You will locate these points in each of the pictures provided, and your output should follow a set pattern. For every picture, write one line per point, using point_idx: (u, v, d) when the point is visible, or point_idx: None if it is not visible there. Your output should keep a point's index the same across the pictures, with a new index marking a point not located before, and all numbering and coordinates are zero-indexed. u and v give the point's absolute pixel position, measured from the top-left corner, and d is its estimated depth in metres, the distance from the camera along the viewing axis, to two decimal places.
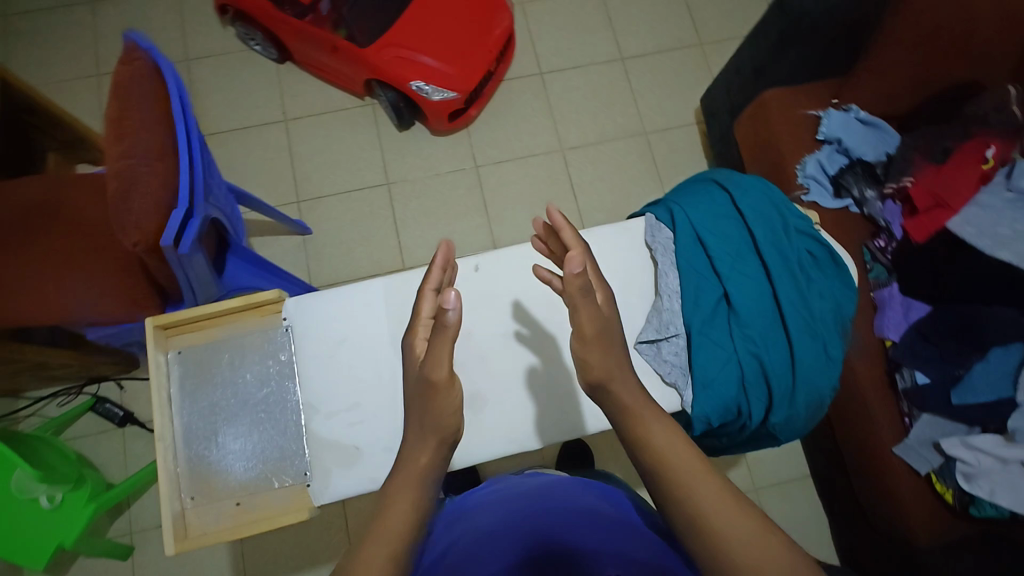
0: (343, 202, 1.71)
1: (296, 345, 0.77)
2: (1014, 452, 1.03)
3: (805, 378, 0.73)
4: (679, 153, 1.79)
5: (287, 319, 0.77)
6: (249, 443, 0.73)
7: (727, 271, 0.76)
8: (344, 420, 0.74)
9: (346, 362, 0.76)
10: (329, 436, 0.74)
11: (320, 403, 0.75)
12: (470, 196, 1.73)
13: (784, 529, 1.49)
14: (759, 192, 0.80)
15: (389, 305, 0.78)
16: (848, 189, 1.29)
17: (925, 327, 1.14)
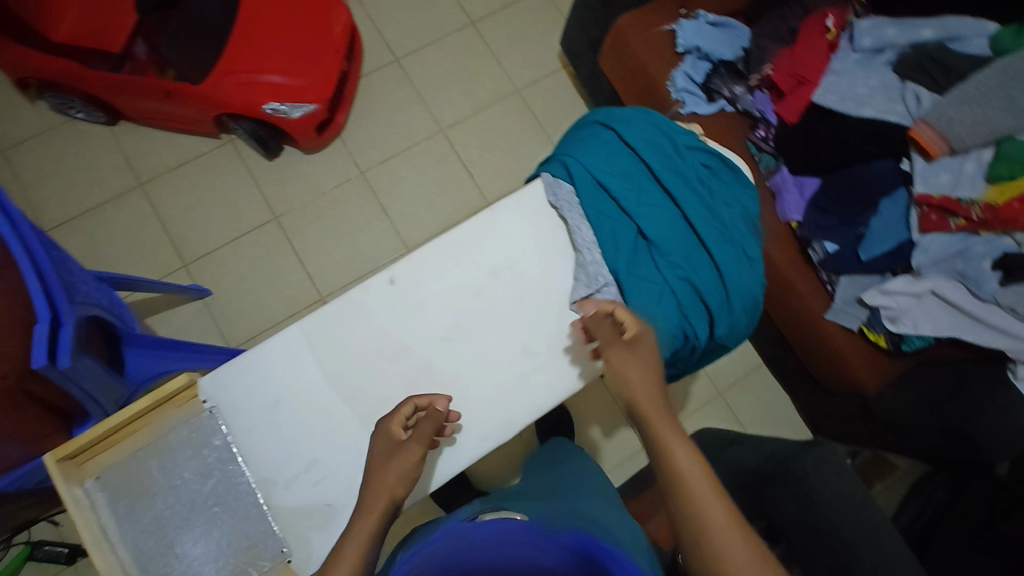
0: (234, 251, 1.59)
1: (227, 425, 0.70)
2: (923, 285, 1.12)
3: (736, 285, 0.76)
4: (556, 101, 1.78)
5: (208, 401, 0.70)
6: (212, 542, 0.67)
7: (636, 208, 0.76)
8: (306, 482, 0.69)
9: (290, 422, 0.70)
10: (296, 504, 0.68)
11: (274, 474, 0.69)
12: (365, 204, 1.66)
13: (754, 419, 1.58)
14: (642, 120, 0.80)
15: (315, 349, 0.72)
16: (719, 91, 1.32)
17: (820, 199, 1.20)
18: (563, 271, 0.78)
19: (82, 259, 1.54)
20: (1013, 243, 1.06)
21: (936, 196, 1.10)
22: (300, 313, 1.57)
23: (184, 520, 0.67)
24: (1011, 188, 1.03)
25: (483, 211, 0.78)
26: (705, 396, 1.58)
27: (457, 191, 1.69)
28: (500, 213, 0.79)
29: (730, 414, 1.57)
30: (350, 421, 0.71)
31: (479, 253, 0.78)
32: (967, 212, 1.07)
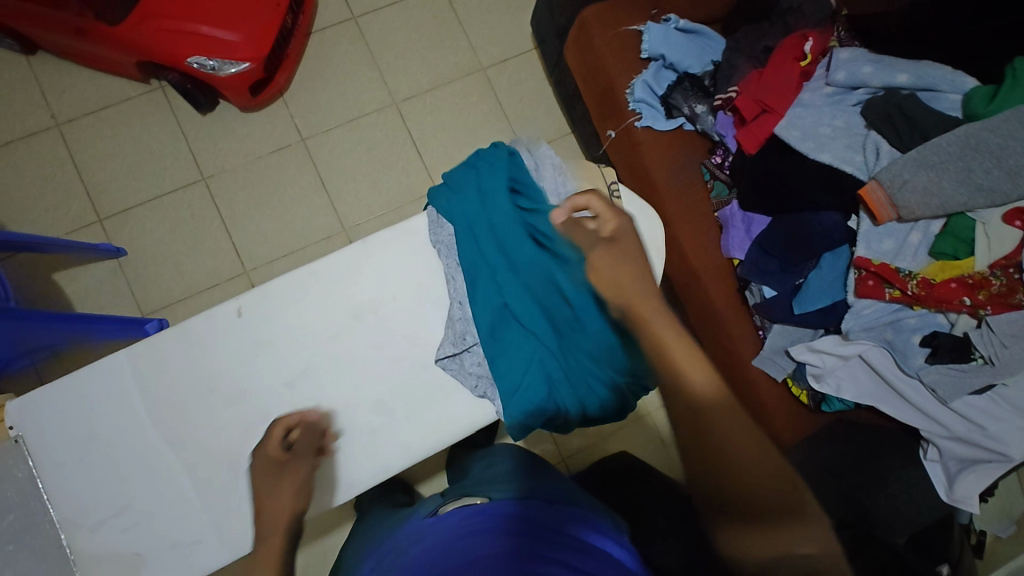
0: (155, 209, 1.49)
1: (32, 456, 0.72)
2: (851, 349, 1.07)
3: (599, 365, 0.79)
4: (521, 84, 1.66)
5: (14, 429, 0.72)
6: None
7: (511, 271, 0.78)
8: (114, 526, 0.72)
9: (110, 454, 0.73)
10: (102, 548, 0.71)
11: (81, 517, 0.72)
12: (302, 175, 1.55)
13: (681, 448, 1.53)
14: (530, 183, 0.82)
15: (140, 380, 0.74)
16: (679, 108, 1.22)
17: (765, 241, 1.13)
18: (431, 323, 0.80)
19: None
20: (945, 322, 1.04)
21: (875, 261, 1.03)
22: (221, 285, 1.48)
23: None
24: (951, 267, 1.01)
25: (356, 242, 0.79)
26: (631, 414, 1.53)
27: (404, 172, 1.59)
28: (369, 252, 0.80)
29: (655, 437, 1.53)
30: (171, 465, 0.73)
31: (345, 292, 0.79)
32: (904, 285, 1.01)
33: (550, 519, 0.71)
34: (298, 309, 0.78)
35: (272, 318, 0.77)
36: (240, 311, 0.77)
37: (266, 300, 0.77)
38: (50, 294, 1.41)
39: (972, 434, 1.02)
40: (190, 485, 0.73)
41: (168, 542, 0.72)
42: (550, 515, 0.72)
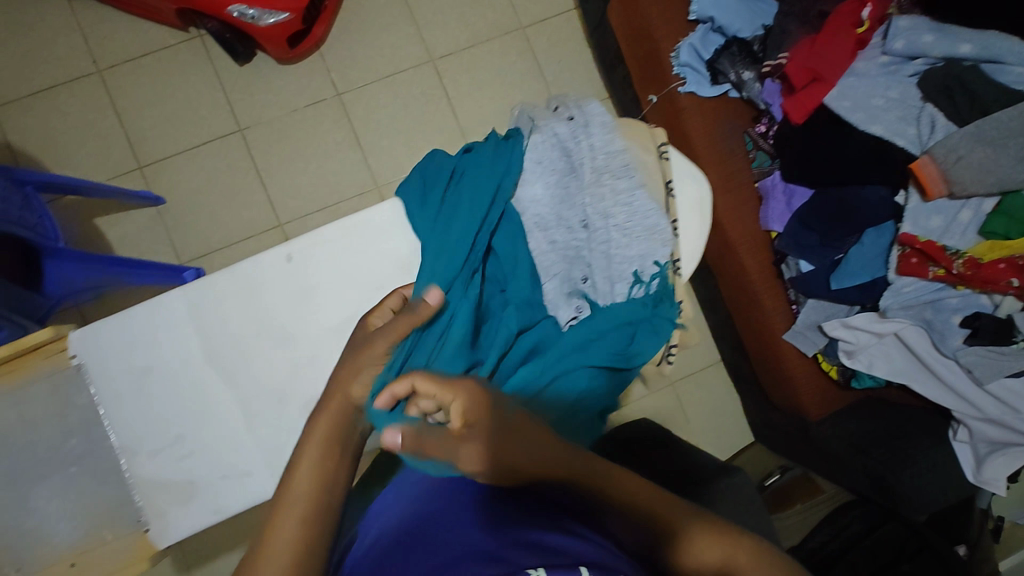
0: (193, 159, 1.51)
1: (94, 383, 0.76)
2: (888, 326, 1.07)
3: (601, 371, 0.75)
4: (561, 44, 1.62)
5: (76, 357, 0.76)
6: (63, 502, 0.77)
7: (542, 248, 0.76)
8: (169, 455, 0.76)
9: (165, 386, 0.76)
10: (158, 475, 0.75)
11: (138, 444, 0.76)
12: (337, 130, 1.55)
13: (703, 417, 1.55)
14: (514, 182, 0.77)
15: (194, 318, 0.77)
16: (725, 74, 1.18)
17: (806, 215, 1.11)
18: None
19: (32, 145, 1.45)
20: (989, 303, 1.02)
21: (921, 238, 1.01)
22: (257, 236, 1.51)
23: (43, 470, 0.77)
24: (1000, 246, 0.98)
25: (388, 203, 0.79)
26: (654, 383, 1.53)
27: (438, 130, 1.58)
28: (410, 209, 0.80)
29: (677, 407, 1.54)
30: (224, 402, 0.76)
31: (384, 247, 0.80)
32: (949, 264, 0.99)
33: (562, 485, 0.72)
34: (345, 258, 0.79)
35: (319, 266, 0.79)
36: (290, 257, 0.78)
37: (315, 247, 0.79)
38: (92, 238, 1.45)
39: (1005, 416, 1.02)
40: (240, 421, 0.76)
41: (220, 474, 0.76)
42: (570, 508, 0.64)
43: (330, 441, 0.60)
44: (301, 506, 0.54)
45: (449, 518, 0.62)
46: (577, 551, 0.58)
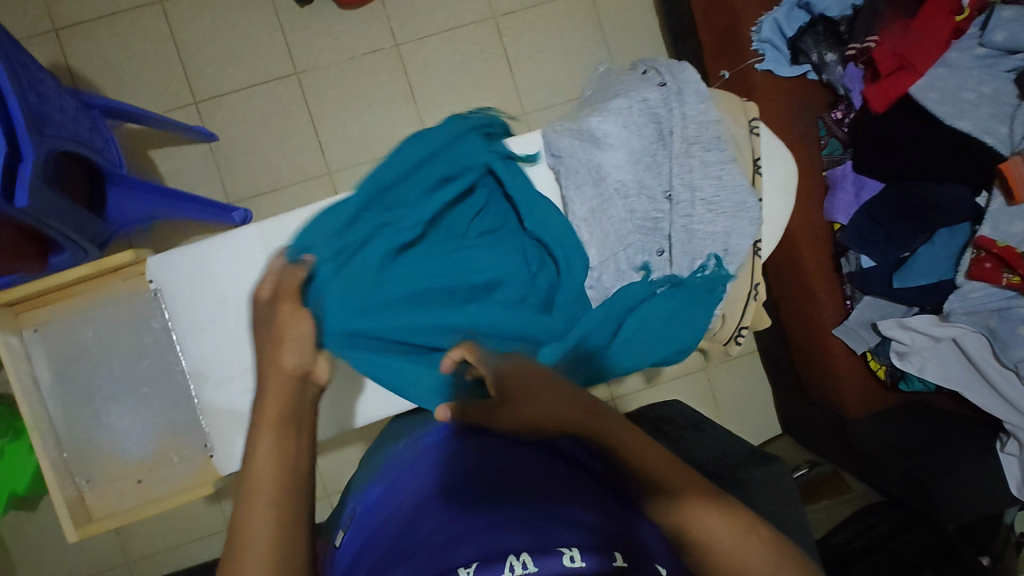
0: (247, 99, 1.50)
1: (169, 308, 0.77)
2: (946, 331, 1.06)
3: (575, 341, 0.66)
4: (628, 11, 1.57)
5: (154, 282, 0.77)
6: (135, 421, 0.81)
7: (619, 216, 0.69)
8: (237, 387, 0.77)
9: (238, 320, 0.77)
10: (225, 405, 0.77)
11: (208, 373, 0.77)
12: (393, 81, 1.52)
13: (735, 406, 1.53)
14: (554, 146, 0.70)
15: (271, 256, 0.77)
16: (806, 54, 1.13)
17: (875, 209, 1.08)
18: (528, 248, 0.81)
19: (91, 71, 1.45)
20: None
21: (999, 243, 0.97)
22: (305, 183, 1.51)
23: (116, 394, 0.81)
24: None
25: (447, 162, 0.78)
26: (687, 366, 1.51)
27: (493, 91, 1.54)
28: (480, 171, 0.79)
29: (709, 393, 1.52)
30: None
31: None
32: None
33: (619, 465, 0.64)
34: None
35: None
36: None
37: None
38: (145, 170, 1.46)
39: None
40: None
41: None
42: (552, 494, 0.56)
43: (287, 414, 0.52)
44: (267, 489, 0.46)
45: (428, 521, 0.55)
46: (606, 526, 0.51)
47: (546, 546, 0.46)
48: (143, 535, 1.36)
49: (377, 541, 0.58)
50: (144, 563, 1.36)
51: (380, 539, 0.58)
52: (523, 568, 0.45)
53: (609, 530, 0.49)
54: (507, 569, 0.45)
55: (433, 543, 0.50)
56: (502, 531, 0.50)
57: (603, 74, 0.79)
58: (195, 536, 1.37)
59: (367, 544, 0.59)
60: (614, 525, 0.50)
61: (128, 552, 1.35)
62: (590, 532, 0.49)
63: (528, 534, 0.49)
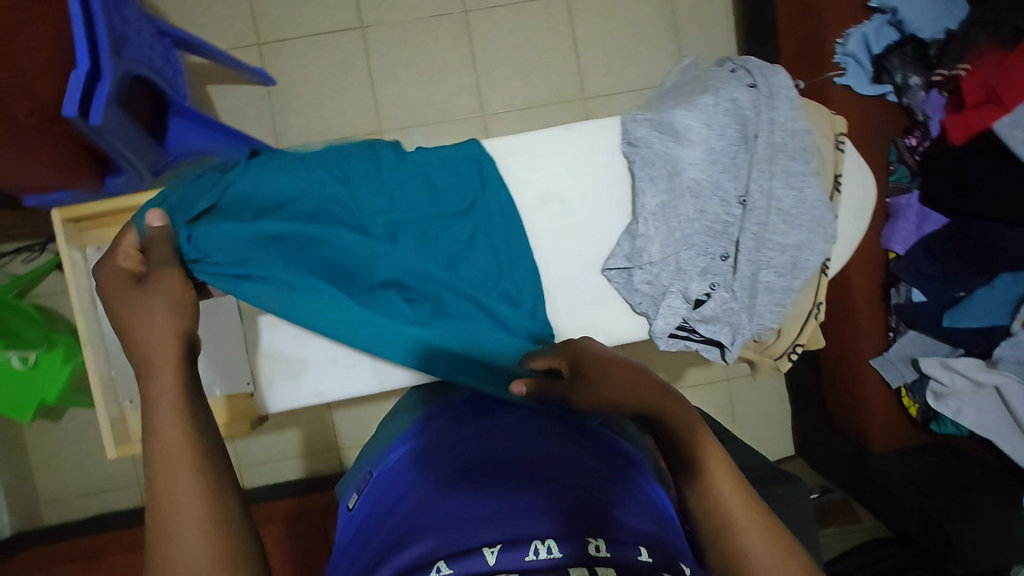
0: (310, 47, 1.49)
1: None
2: (991, 377, 1.02)
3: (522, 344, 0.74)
4: (705, 5, 1.53)
5: None
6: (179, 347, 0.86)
7: (688, 215, 0.67)
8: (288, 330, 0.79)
9: None
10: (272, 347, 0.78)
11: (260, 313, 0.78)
12: (456, 48, 1.51)
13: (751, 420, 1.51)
14: (633, 134, 0.68)
15: None
16: (890, 74, 1.09)
17: (935, 243, 1.06)
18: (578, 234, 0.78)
19: None
20: None
21: None
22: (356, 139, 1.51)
23: None
24: None
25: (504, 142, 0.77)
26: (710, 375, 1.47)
27: (556, 70, 1.52)
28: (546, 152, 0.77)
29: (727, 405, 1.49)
30: None
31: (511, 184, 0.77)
32: None
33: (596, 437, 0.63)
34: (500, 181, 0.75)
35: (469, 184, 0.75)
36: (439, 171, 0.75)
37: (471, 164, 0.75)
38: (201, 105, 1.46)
39: None
40: None
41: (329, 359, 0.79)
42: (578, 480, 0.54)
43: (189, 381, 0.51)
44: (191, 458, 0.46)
45: (444, 490, 0.53)
46: (634, 523, 0.49)
47: (571, 536, 0.45)
48: None
49: (385, 505, 0.56)
50: None
51: (390, 504, 0.55)
52: (547, 553, 0.43)
53: (585, 522, 0.47)
54: (530, 552, 0.43)
55: (459, 519, 0.48)
56: (502, 516, 0.47)
57: (689, 68, 0.76)
58: None
59: (374, 510, 0.57)
60: (588, 513, 0.49)
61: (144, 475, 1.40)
62: (571, 529, 0.46)
63: (526, 522, 0.46)
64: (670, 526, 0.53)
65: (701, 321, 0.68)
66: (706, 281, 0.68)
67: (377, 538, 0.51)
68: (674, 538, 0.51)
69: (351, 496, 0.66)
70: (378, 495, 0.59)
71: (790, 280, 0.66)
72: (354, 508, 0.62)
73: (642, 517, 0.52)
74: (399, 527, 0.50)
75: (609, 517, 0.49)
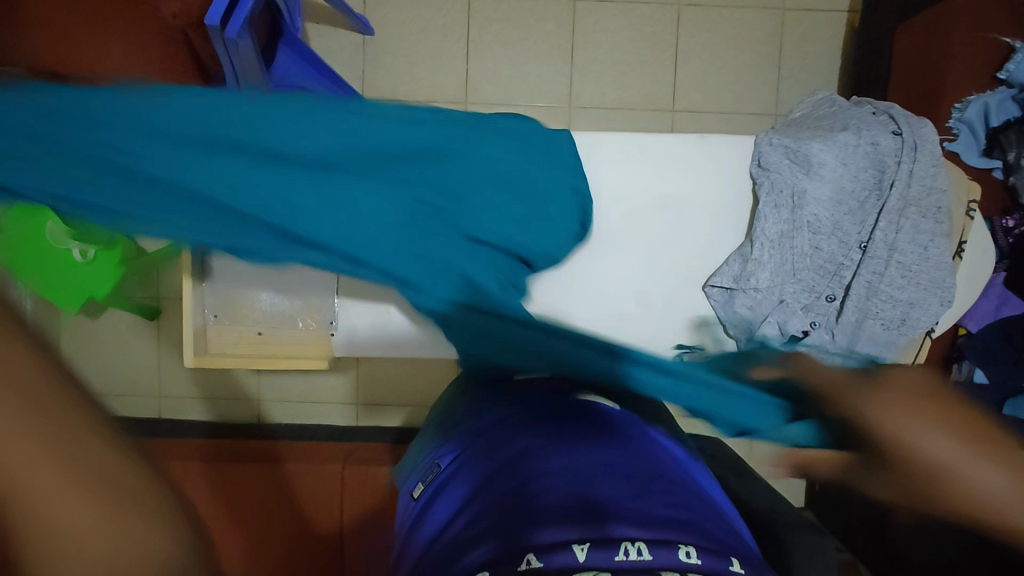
0: (414, 4, 1.48)
1: None
2: None
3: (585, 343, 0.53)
4: (814, 44, 1.50)
5: None
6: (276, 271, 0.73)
7: (803, 250, 0.66)
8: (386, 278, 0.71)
9: None
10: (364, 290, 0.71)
11: None
12: (558, 34, 1.49)
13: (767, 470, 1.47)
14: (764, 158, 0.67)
15: None
16: (1003, 150, 1.04)
17: (1012, 328, 1.03)
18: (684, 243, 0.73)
19: None
20: None
21: None
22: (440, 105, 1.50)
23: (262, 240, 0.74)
24: None
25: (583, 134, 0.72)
26: None
27: (652, 77, 1.50)
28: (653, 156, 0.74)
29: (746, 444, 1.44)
30: None
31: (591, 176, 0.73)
32: None
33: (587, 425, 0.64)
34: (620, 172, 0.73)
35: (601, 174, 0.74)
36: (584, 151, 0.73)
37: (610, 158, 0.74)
38: None
39: None
40: None
41: None
42: (656, 482, 0.54)
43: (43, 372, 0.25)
44: None
45: (517, 485, 0.53)
46: (721, 535, 0.49)
47: (664, 538, 0.45)
48: (182, 378, 1.40)
49: (456, 501, 0.56)
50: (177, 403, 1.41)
51: (463, 498, 0.56)
52: (638, 555, 0.43)
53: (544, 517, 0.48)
54: (620, 552, 0.43)
55: (541, 513, 0.48)
56: (471, 530, 0.49)
57: (823, 101, 0.75)
58: (230, 397, 1.41)
59: (444, 505, 0.57)
60: (556, 505, 0.49)
61: (165, 388, 1.40)
62: None
63: (486, 529, 0.48)
64: (709, 514, 0.52)
65: None
66: (807, 318, 0.67)
67: (450, 534, 0.51)
68: (721, 528, 0.50)
69: (413, 486, 0.67)
70: (446, 489, 0.60)
71: (895, 334, 0.65)
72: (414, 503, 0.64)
73: (646, 501, 0.51)
74: (477, 519, 0.51)
75: (611, 506, 0.49)
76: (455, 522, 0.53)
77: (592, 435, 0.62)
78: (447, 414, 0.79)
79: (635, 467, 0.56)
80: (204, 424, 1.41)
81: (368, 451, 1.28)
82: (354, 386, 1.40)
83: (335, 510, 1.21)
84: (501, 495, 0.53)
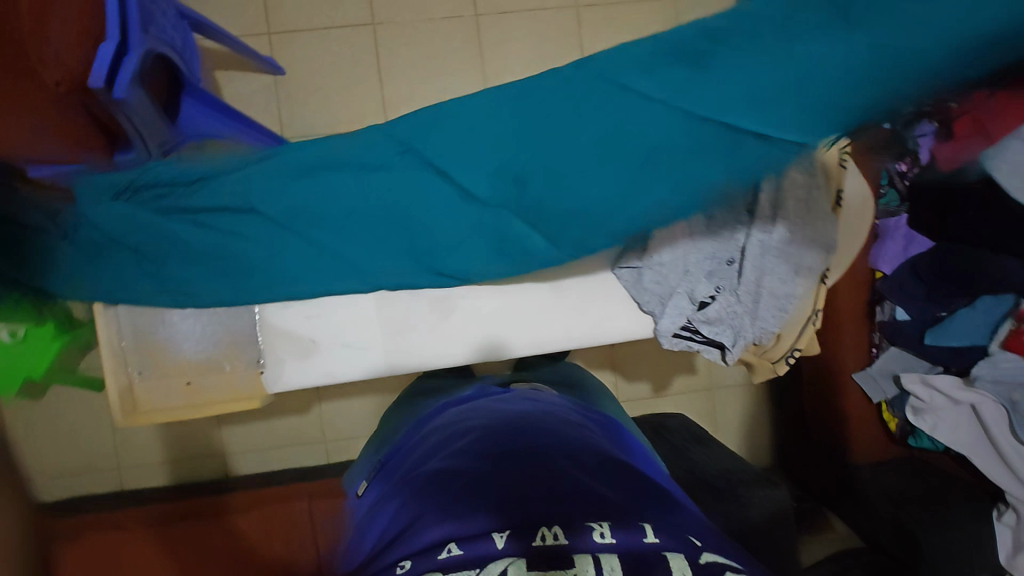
0: (321, 41, 1.30)
1: None
2: (967, 395, 1.06)
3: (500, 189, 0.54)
4: None
5: None
6: (200, 323, 0.74)
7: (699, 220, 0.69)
8: (301, 313, 0.74)
9: None
10: (286, 327, 0.75)
11: None
12: (465, 51, 1.34)
13: (733, 439, 1.48)
14: None
15: None
16: None
17: (921, 265, 1.10)
18: None
19: None
20: None
21: None
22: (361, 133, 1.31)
23: None
24: None
25: None
26: (696, 383, 1.45)
27: None
28: None
29: (708, 414, 1.46)
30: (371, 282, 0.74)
31: None
32: None
33: (531, 409, 0.68)
34: None
35: None
36: None
37: None
38: None
39: None
40: (372, 306, 0.75)
41: (345, 340, 0.75)
42: (590, 466, 0.57)
43: None
44: None
45: (447, 480, 0.55)
46: (645, 509, 0.51)
47: (576, 522, 0.48)
48: (139, 443, 1.36)
49: (388, 508, 0.58)
50: (139, 470, 1.37)
51: (401, 494, 0.59)
52: (553, 539, 0.46)
53: (493, 496, 0.51)
54: (537, 538, 0.46)
55: (471, 507, 0.50)
56: (437, 501, 0.53)
57: None
58: (192, 456, 1.37)
59: (381, 510, 0.59)
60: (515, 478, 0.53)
61: (122, 457, 1.36)
62: None
63: (442, 505, 0.52)
64: (635, 490, 0.54)
65: (705, 322, 0.73)
66: (712, 284, 0.71)
67: (384, 540, 0.53)
68: (644, 502, 0.53)
69: (360, 484, 0.75)
70: (385, 492, 0.63)
71: (791, 286, 0.71)
72: (364, 500, 0.67)
73: (579, 480, 0.53)
74: (409, 514, 0.53)
75: (541, 494, 0.51)
76: (390, 521, 0.56)
77: (536, 416, 0.67)
78: (398, 422, 0.83)
79: (577, 443, 0.61)
80: (167, 488, 1.37)
81: (336, 482, 1.27)
82: (318, 424, 1.39)
83: (311, 556, 1.20)
84: (433, 486, 0.56)
